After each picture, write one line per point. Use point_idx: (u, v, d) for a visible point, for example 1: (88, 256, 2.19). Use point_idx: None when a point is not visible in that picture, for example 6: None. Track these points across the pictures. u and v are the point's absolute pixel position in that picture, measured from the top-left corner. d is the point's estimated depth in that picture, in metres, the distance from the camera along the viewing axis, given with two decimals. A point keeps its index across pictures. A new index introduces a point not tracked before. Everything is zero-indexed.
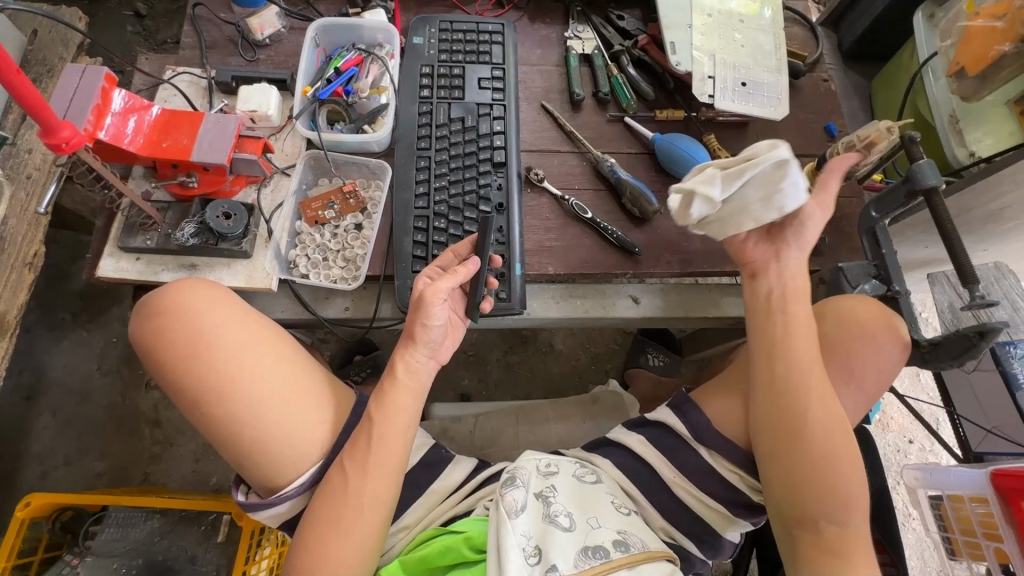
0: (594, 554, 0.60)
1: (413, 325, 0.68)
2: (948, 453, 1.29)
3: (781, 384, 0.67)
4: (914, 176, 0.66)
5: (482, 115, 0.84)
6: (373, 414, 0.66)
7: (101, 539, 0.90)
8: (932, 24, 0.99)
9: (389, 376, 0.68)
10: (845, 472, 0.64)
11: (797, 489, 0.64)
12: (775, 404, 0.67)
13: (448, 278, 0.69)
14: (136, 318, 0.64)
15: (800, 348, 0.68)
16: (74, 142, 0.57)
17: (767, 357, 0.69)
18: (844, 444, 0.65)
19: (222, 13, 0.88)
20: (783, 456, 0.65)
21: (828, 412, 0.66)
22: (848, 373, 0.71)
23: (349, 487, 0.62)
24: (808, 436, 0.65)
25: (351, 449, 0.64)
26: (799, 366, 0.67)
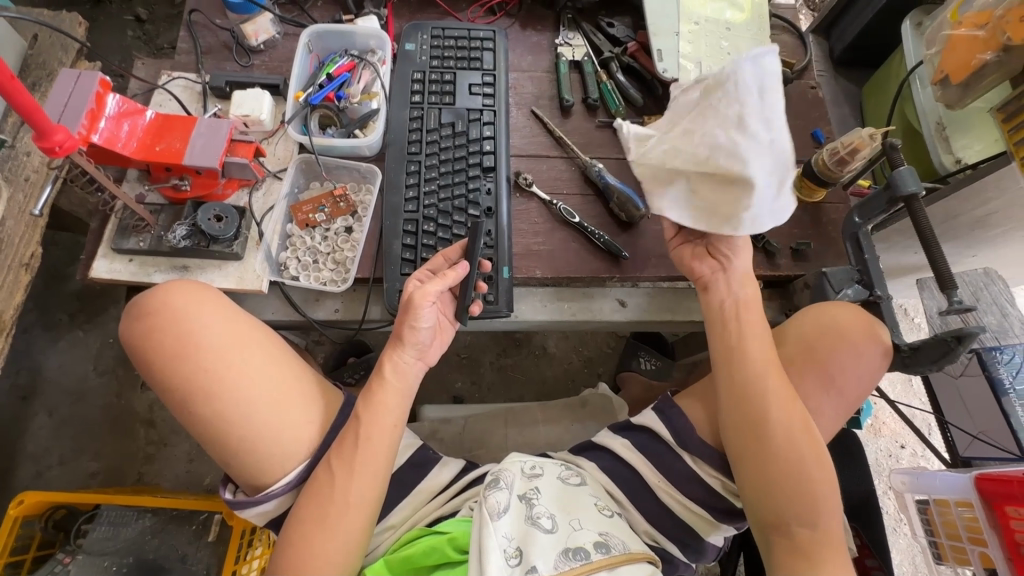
0: (575, 555, 0.60)
1: (402, 327, 0.69)
2: (939, 459, 1.30)
3: (745, 389, 0.68)
4: (894, 183, 0.68)
5: (472, 120, 0.85)
6: (358, 415, 0.66)
7: (93, 537, 0.91)
8: (920, 32, 1.01)
9: (376, 377, 0.69)
10: (813, 476, 0.65)
11: (764, 491, 0.65)
12: (742, 413, 0.67)
13: (437, 281, 0.70)
14: (127, 319, 0.65)
15: (761, 355, 0.69)
16: (67, 146, 0.58)
17: (732, 363, 0.70)
18: (812, 448, 0.66)
19: (217, 19, 0.90)
20: (750, 460, 0.66)
21: (794, 417, 0.66)
22: (831, 380, 0.72)
23: (334, 486, 0.63)
24: (774, 440, 0.66)
25: (337, 448, 0.65)
26: (764, 371, 0.68)
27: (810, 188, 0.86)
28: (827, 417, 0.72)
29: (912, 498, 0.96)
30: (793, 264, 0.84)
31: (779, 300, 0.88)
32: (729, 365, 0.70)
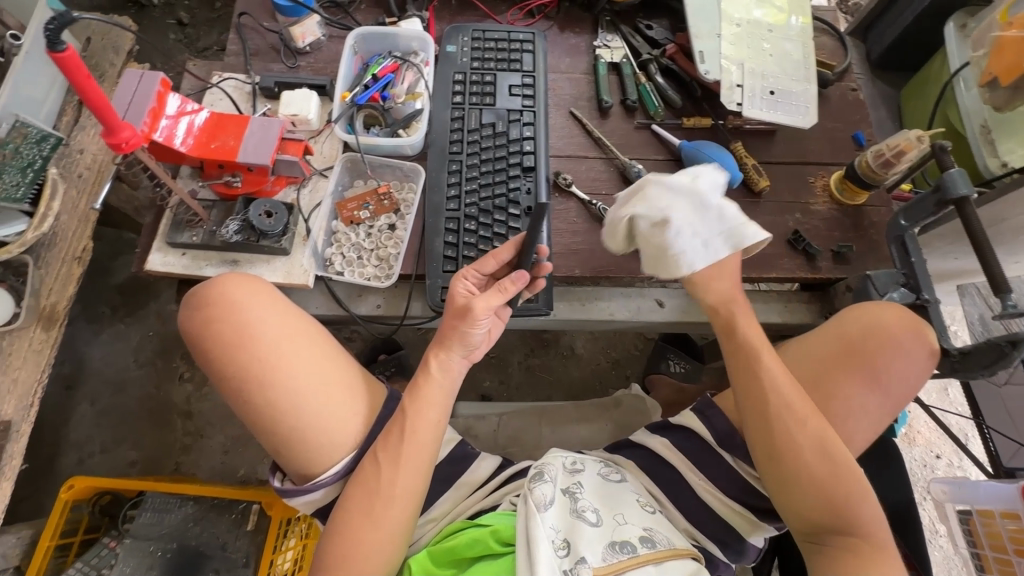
0: (622, 548, 0.61)
1: (457, 332, 0.69)
2: (977, 469, 1.27)
3: (759, 402, 0.67)
4: (944, 185, 0.67)
5: (513, 121, 0.86)
6: (405, 407, 0.68)
7: (139, 522, 0.94)
8: (963, 35, 0.99)
9: (422, 373, 0.70)
10: (845, 483, 0.64)
11: (794, 500, 0.65)
12: (760, 426, 0.67)
13: (488, 296, 0.68)
14: (186, 309, 0.67)
15: (771, 366, 0.68)
16: (133, 142, 0.61)
17: (743, 376, 0.69)
18: (840, 456, 0.65)
19: (265, 22, 0.92)
20: (773, 472, 0.66)
21: (813, 426, 0.66)
22: (876, 380, 0.70)
23: (380, 477, 0.64)
24: (796, 451, 0.65)
25: (383, 440, 0.66)
26: (775, 383, 0.67)
27: (852, 190, 0.85)
28: (872, 417, 0.70)
29: (953, 507, 0.94)
30: (834, 267, 0.83)
31: (818, 303, 0.87)
32: (741, 377, 0.69)
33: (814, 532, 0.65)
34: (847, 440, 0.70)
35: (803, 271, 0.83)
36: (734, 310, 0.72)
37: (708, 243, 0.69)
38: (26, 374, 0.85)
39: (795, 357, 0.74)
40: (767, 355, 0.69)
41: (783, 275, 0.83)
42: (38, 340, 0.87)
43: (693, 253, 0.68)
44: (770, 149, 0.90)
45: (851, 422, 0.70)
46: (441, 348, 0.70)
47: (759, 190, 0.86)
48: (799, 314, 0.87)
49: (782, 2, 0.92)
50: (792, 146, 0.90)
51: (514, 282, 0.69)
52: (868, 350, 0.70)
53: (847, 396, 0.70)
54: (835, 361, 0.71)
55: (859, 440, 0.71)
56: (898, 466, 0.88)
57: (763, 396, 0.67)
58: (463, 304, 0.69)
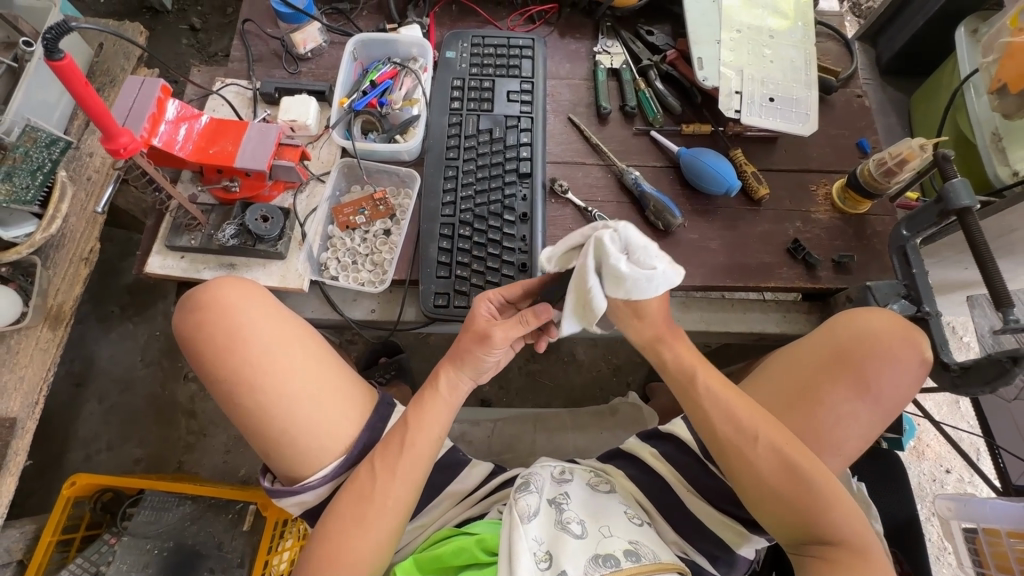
0: (604, 562, 0.60)
1: (475, 356, 0.69)
2: (988, 486, 1.23)
3: (705, 422, 0.68)
4: (946, 196, 0.65)
5: (510, 127, 0.86)
6: (408, 417, 0.68)
7: (138, 520, 0.95)
8: (974, 39, 0.98)
9: (432, 385, 0.70)
10: (812, 492, 0.62)
11: (766, 511, 0.64)
12: (714, 440, 0.67)
13: (511, 326, 0.67)
14: (181, 311, 0.68)
15: (708, 385, 0.69)
16: (131, 148, 0.62)
17: (686, 400, 0.70)
18: (800, 464, 0.63)
19: (268, 28, 0.93)
20: (738, 485, 0.65)
21: (763, 438, 0.65)
22: (863, 386, 0.68)
23: (375, 485, 0.65)
24: (750, 464, 0.64)
25: (382, 449, 0.66)
26: (715, 401, 0.68)
27: (855, 199, 0.83)
28: (859, 425, 0.68)
29: (959, 525, 0.91)
30: (834, 277, 0.82)
31: (818, 313, 0.86)
32: (683, 400, 0.71)
33: (795, 541, 0.63)
34: (835, 448, 0.69)
35: (802, 281, 0.81)
36: (661, 346, 0.72)
37: (650, 278, 0.59)
38: (32, 372, 0.87)
39: (784, 366, 0.73)
40: (705, 375, 0.70)
41: (782, 285, 0.82)
42: (44, 339, 0.89)
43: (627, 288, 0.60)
44: (771, 156, 0.89)
45: (838, 428, 0.68)
46: (452, 365, 0.70)
47: (758, 198, 0.85)
48: (798, 325, 0.86)
49: (786, 8, 0.91)
50: (794, 153, 0.89)
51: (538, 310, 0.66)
52: (851, 355, 0.68)
53: (834, 403, 0.68)
54: (823, 368, 0.70)
55: (848, 448, 0.69)
56: (900, 483, 0.85)
57: (705, 416, 0.68)
58: (483, 329, 0.68)
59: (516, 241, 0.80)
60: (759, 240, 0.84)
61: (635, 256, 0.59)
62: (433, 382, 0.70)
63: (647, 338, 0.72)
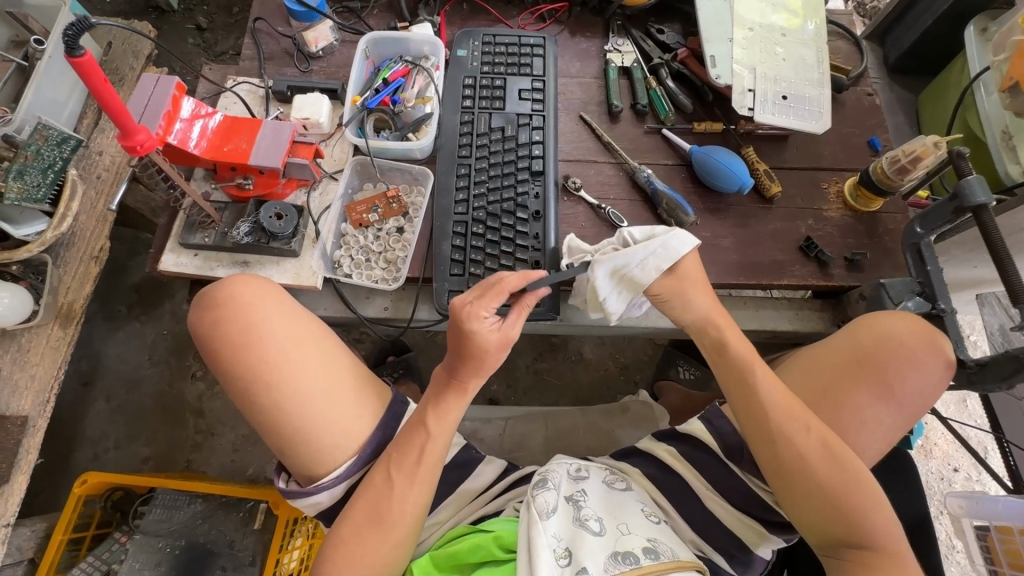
0: (624, 559, 0.60)
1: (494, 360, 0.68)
2: (996, 484, 1.23)
3: (755, 413, 0.68)
4: (961, 193, 0.65)
5: (522, 125, 0.86)
6: (427, 419, 0.67)
7: (149, 518, 0.95)
8: (984, 38, 0.98)
9: (459, 390, 0.69)
10: (854, 491, 0.62)
11: (803, 511, 0.64)
12: (761, 438, 0.67)
13: (519, 320, 0.69)
14: (196, 309, 0.68)
15: (765, 377, 0.69)
16: (148, 145, 0.62)
17: (737, 391, 0.70)
18: (845, 462, 0.63)
19: (279, 26, 0.93)
20: (780, 481, 0.65)
21: (815, 430, 0.65)
22: (898, 391, 0.68)
23: (393, 493, 0.64)
24: (796, 463, 0.64)
25: (399, 457, 0.65)
26: (770, 392, 0.68)
27: (867, 197, 0.83)
28: (887, 428, 0.68)
29: (970, 523, 0.91)
30: (847, 275, 0.82)
31: (830, 311, 0.86)
32: (735, 391, 0.71)
33: (829, 544, 0.64)
34: (859, 452, 0.69)
35: (815, 279, 0.81)
36: (720, 327, 0.74)
37: (664, 246, 0.72)
38: (43, 370, 0.87)
39: (808, 367, 0.73)
40: (761, 373, 0.70)
41: (794, 282, 0.82)
42: (55, 337, 0.89)
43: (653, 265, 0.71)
44: (782, 154, 0.89)
45: (862, 433, 0.68)
46: (477, 374, 0.69)
47: (770, 196, 0.85)
48: (810, 323, 0.86)
49: (797, 6, 0.91)
50: (805, 151, 0.89)
51: (533, 296, 0.70)
52: (875, 359, 0.68)
53: (855, 406, 0.68)
54: (850, 370, 0.70)
55: (871, 452, 0.69)
56: (912, 480, 0.86)
57: (759, 406, 0.68)
58: (500, 339, 0.67)
59: (530, 238, 0.80)
60: (771, 238, 0.84)
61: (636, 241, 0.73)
62: (462, 386, 0.69)
63: (703, 316, 0.74)
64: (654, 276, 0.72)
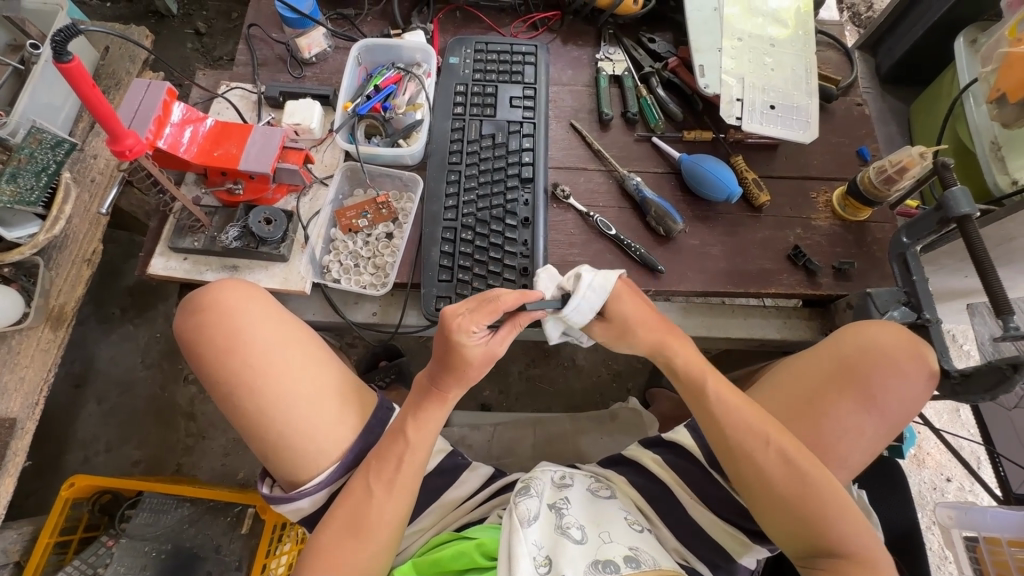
0: (605, 568, 0.60)
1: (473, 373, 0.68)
2: (989, 494, 1.22)
3: (716, 429, 0.68)
4: (946, 204, 0.65)
5: (512, 132, 0.87)
6: (407, 429, 0.67)
7: (136, 522, 0.95)
8: (973, 50, 0.98)
9: (440, 399, 0.69)
10: (821, 502, 0.62)
11: (773, 522, 0.64)
12: (725, 451, 0.67)
13: (508, 338, 0.69)
14: (181, 313, 0.68)
15: (718, 394, 0.69)
16: (136, 150, 0.63)
17: (698, 408, 0.70)
18: (808, 473, 0.63)
19: (273, 33, 0.94)
20: (747, 492, 0.65)
21: (775, 444, 0.65)
22: (870, 398, 0.68)
23: (372, 501, 0.64)
24: (760, 473, 0.64)
25: (379, 467, 0.65)
26: (729, 409, 0.68)
27: (855, 207, 0.84)
28: (866, 437, 0.68)
29: (960, 534, 0.91)
30: (835, 284, 0.82)
31: (819, 319, 0.86)
32: (694, 403, 0.71)
33: (804, 553, 0.63)
34: (840, 461, 0.69)
35: (803, 287, 0.82)
36: (673, 348, 0.73)
37: (591, 287, 0.70)
38: (32, 372, 0.87)
39: (791, 375, 0.73)
40: (716, 384, 0.70)
41: (782, 291, 0.82)
42: (46, 340, 0.89)
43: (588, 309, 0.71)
44: (771, 163, 0.89)
45: (842, 441, 0.68)
46: (457, 383, 0.68)
47: (759, 205, 0.85)
48: (799, 331, 0.86)
49: (786, 16, 0.91)
50: (794, 160, 0.89)
51: (528, 317, 0.70)
52: (857, 368, 0.68)
53: (836, 414, 0.68)
54: (829, 379, 0.70)
55: (854, 461, 0.69)
56: (901, 491, 0.85)
57: (719, 422, 0.68)
58: (484, 354, 0.67)
59: (518, 245, 0.80)
60: (760, 247, 0.84)
61: (569, 287, 0.72)
62: (443, 395, 0.69)
63: (654, 343, 0.73)
64: (588, 317, 0.72)
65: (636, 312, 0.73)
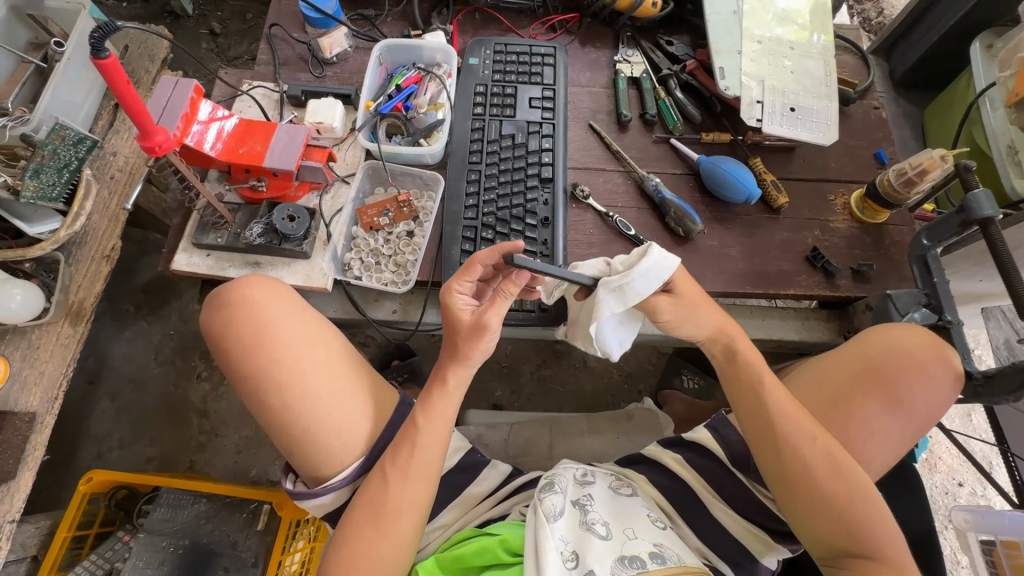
0: (631, 564, 0.60)
1: (463, 347, 0.69)
2: (1001, 499, 1.22)
3: (764, 424, 0.68)
4: (969, 206, 0.66)
5: (531, 132, 0.87)
6: (417, 418, 0.68)
7: (153, 517, 0.95)
8: (989, 55, 0.99)
9: (441, 383, 0.70)
10: (858, 501, 0.63)
11: (806, 522, 0.64)
12: (768, 448, 0.67)
13: (496, 306, 0.67)
14: (207, 309, 0.69)
15: (773, 390, 0.69)
16: (166, 146, 0.63)
17: (745, 402, 0.70)
18: (850, 471, 0.64)
19: (295, 33, 0.95)
20: (783, 492, 0.66)
21: (821, 442, 0.65)
22: (903, 403, 0.68)
23: (389, 491, 0.64)
24: (802, 471, 0.65)
25: (393, 453, 0.66)
26: (778, 405, 0.68)
27: (873, 209, 0.84)
28: (891, 440, 0.69)
29: (976, 537, 0.90)
30: (854, 285, 0.82)
31: (837, 321, 0.86)
32: (740, 399, 0.71)
33: (831, 554, 0.64)
34: (863, 464, 0.69)
35: (822, 289, 0.82)
36: (731, 335, 0.73)
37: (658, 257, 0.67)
38: (52, 367, 0.88)
39: (813, 378, 0.73)
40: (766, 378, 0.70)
41: (801, 292, 0.82)
42: (65, 335, 0.89)
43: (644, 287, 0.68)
44: (789, 166, 0.90)
45: (868, 445, 0.68)
46: (453, 360, 0.70)
47: (777, 207, 0.86)
48: (817, 332, 0.86)
49: (804, 20, 0.92)
50: (812, 163, 0.90)
51: (515, 283, 0.66)
52: (885, 372, 0.68)
53: (865, 417, 0.68)
54: (857, 381, 0.70)
55: (879, 464, 0.69)
56: (918, 494, 0.85)
57: (766, 417, 0.68)
58: (472, 320, 0.68)
59: (538, 244, 0.81)
60: (779, 248, 0.84)
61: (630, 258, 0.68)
62: (443, 381, 0.69)
63: (715, 327, 0.73)
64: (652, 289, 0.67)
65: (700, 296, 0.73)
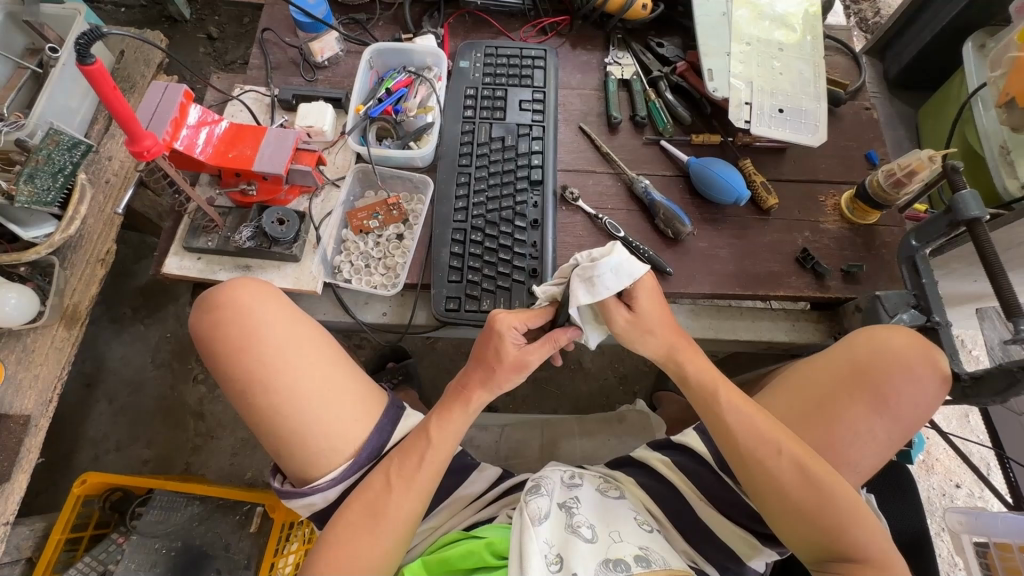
0: (615, 566, 0.60)
1: (495, 378, 0.69)
2: (998, 501, 1.22)
3: (728, 437, 0.67)
4: (956, 207, 0.65)
5: (521, 135, 0.87)
6: (430, 428, 0.68)
7: (147, 519, 0.96)
8: (982, 54, 0.98)
9: (463, 402, 0.70)
10: (835, 509, 0.62)
11: (788, 529, 0.64)
12: (740, 461, 0.66)
13: (542, 350, 0.69)
14: (197, 310, 0.69)
15: (731, 403, 0.69)
16: (154, 151, 0.64)
17: (708, 417, 0.70)
18: (822, 483, 0.63)
19: (287, 37, 0.96)
20: (758, 499, 0.65)
21: (787, 453, 0.64)
22: (884, 405, 0.68)
23: (386, 497, 0.64)
24: (775, 482, 0.64)
25: (401, 461, 0.66)
26: (744, 418, 0.67)
27: (863, 210, 0.84)
28: (877, 442, 0.68)
29: (970, 539, 0.91)
30: (844, 286, 0.82)
31: (827, 322, 0.86)
32: (705, 416, 0.70)
33: (818, 559, 0.64)
34: (851, 465, 0.69)
35: (811, 290, 0.82)
36: (682, 359, 0.72)
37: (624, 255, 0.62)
38: (46, 371, 0.88)
39: (799, 382, 0.73)
40: (727, 394, 0.69)
41: (790, 293, 0.82)
42: (59, 338, 0.90)
43: (594, 272, 0.61)
44: (780, 167, 0.90)
45: (853, 446, 0.68)
46: (484, 387, 0.70)
47: (767, 208, 0.85)
48: (807, 334, 0.86)
49: (794, 22, 0.92)
50: (802, 164, 0.90)
51: (565, 333, 0.69)
52: (875, 374, 0.68)
53: (850, 420, 0.68)
54: (843, 383, 0.70)
55: (866, 466, 0.69)
56: (910, 494, 0.85)
57: (731, 431, 0.67)
58: (517, 359, 0.68)
59: (527, 246, 0.81)
60: (768, 250, 0.84)
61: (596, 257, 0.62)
62: (468, 399, 0.70)
63: (664, 349, 0.72)
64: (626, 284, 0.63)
65: (658, 312, 0.72)
